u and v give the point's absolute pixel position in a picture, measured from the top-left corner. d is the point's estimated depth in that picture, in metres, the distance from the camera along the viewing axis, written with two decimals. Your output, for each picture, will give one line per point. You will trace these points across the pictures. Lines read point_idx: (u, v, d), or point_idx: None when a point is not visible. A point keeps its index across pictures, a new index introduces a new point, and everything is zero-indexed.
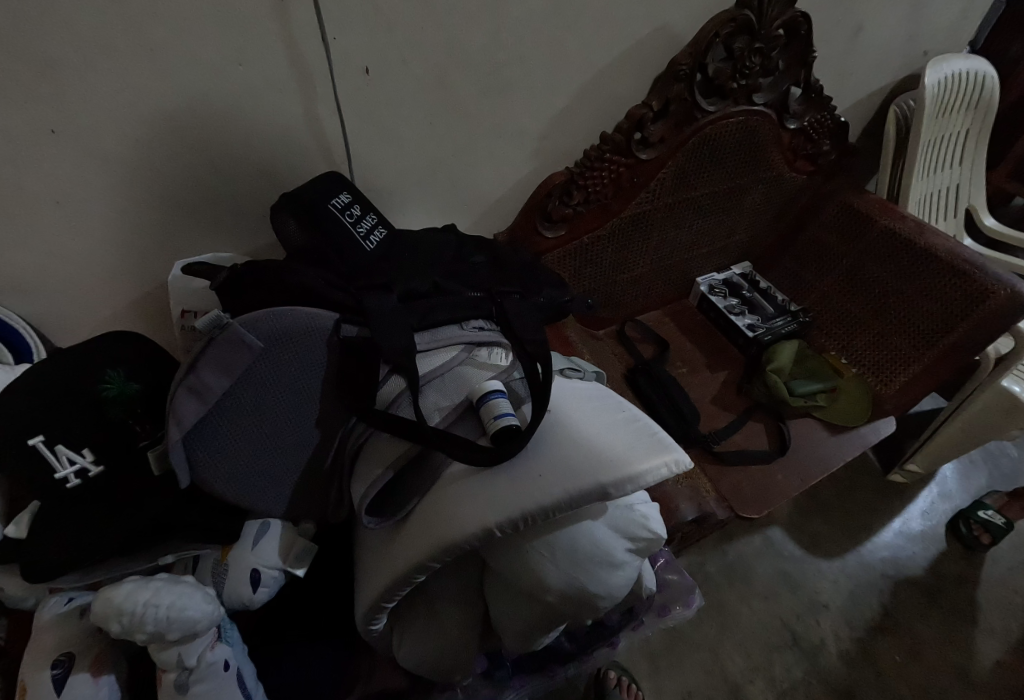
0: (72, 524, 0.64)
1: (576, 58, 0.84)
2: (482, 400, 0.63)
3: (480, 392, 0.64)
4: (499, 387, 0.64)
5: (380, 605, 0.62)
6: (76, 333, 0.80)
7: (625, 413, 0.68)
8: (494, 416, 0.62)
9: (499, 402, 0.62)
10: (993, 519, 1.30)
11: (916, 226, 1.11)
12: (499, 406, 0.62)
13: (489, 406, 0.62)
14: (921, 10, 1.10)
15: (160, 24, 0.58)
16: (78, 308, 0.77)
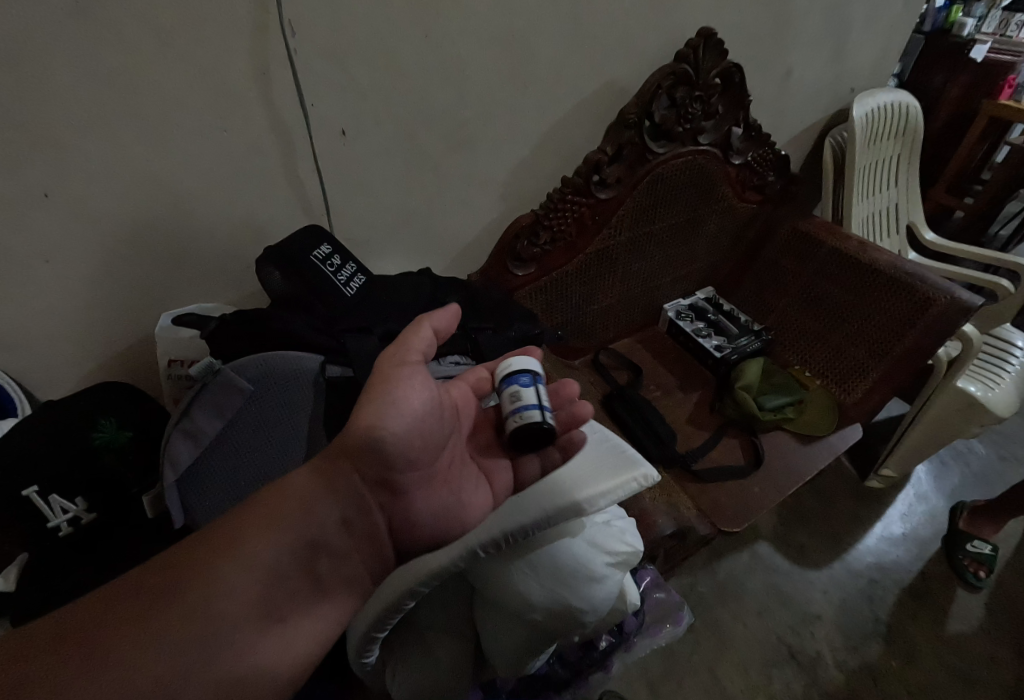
0: (68, 561, 0.73)
1: (534, 111, 0.93)
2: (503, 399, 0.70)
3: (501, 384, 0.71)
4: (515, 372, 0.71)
5: (370, 637, 0.58)
6: (61, 387, 0.81)
7: (596, 436, 0.74)
8: (517, 422, 0.68)
9: (517, 389, 0.69)
10: (981, 549, 1.33)
11: (860, 245, 1.20)
12: (518, 394, 0.69)
13: (512, 405, 0.69)
14: (841, 55, 1.23)
15: (150, 97, 0.65)
16: (62, 363, 0.79)
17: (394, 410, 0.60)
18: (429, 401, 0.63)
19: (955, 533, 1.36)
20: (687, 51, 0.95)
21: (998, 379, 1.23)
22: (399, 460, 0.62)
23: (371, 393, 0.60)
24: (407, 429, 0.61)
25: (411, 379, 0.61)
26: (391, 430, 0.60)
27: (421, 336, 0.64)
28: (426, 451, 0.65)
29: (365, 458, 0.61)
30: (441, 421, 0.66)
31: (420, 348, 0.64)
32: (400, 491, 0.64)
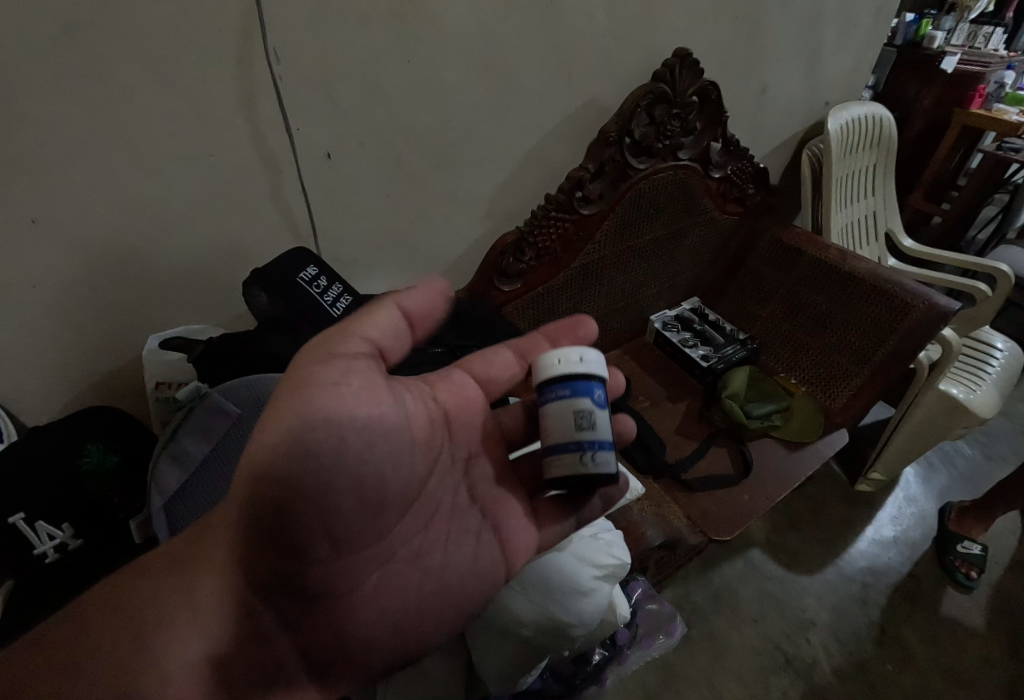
0: (53, 591, 0.71)
1: (516, 131, 0.95)
2: (560, 411, 0.57)
3: (559, 389, 0.58)
4: (594, 387, 0.59)
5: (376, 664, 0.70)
6: (45, 412, 0.80)
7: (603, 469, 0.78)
8: (581, 458, 0.55)
9: (588, 408, 0.57)
10: (972, 550, 1.34)
11: (839, 254, 1.23)
12: (588, 415, 0.57)
13: (573, 429, 0.56)
14: (815, 70, 1.27)
15: (135, 124, 0.66)
16: (47, 389, 0.78)
17: (315, 411, 0.48)
18: (369, 408, 0.51)
19: (945, 535, 1.38)
20: (664, 70, 0.98)
21: (979, 380, 1.26)
22: (330, 487, 0.50)
23: (288, 393, 0.49)
24: (330, 439, 0.49)
25: (349, 377, 0.50)
26: (310, 439, 0.48)
27: (382, 322, 0.53)
28: (367, 478, 0.52)
29: (289, 487, 0.49)
30: (390, 433, 0.53)
31: (371, 338, 0.52)
32: (342, 535, 0.52)
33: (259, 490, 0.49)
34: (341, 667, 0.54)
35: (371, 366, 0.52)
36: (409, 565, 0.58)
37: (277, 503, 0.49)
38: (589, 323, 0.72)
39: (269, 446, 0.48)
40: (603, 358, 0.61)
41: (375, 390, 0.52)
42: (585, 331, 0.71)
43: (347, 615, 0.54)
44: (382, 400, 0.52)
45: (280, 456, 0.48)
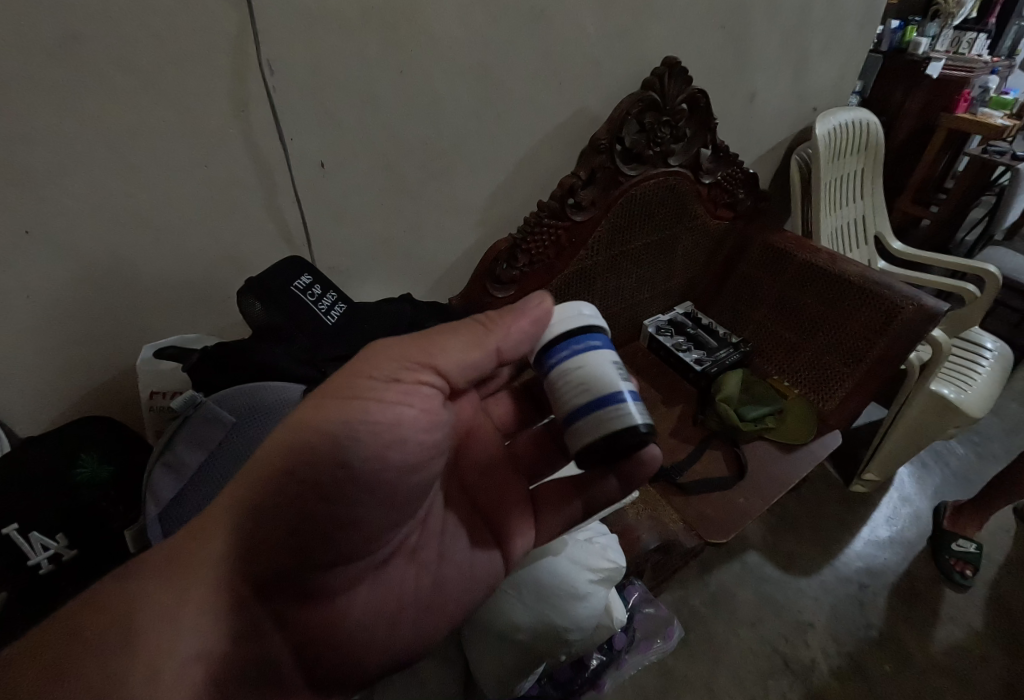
0: (46, 603, 0.71)
1: (508, 139, 0.96)
2: (575, 369, 0.58)
3: (569, 347, 0.60)
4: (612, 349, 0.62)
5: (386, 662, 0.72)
6: (39, 423, 0.80)
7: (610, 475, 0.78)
8: (610, 415, 0.56)
9: (603, 358, 0.59)
10: (966, 548, 1.35)
11: (829, 257, 1.24)
12: (606, 367, 0.58)
13: (595, 386, 0.57)
14: (803, 76, 1.29)
15: (130, 135, 0.66)
16: (41, 400, 0.78)
17: (360, 427, 0.50)
18: (415, 427, 0.53)
19: (940, 534, 1.39)
20: (653, 79, 0.99)
21: (969, 380, 1.27)
22: (352, 502, 0.53)
23: (343, 403, 0.50)
24: (368, 458, 0.51)
25: (405, 395, 0.52)
26: (351, 455, 0.50)
27: (451, 350, 0.55)
28: (392, 497, 0.54)
29: (311, 495, 0.52)
30: (430, 460, 0.55)
31: (442, 366, 0.54)
32: (345, 547, 0.55)
33: (289, 495, 0.52)
34: (329, 664, 0.58)
35: (434, 391, 0.55)
36: (405, 564, 0.62)
37: (295, 507, 0.52)
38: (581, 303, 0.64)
39: (307, 451, 0.50)
40: (598, 310, 0.65)
41: (424, 410, 0.53)
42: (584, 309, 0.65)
43: (339, 616, 0.58)
44: (429, 424, 0.54)
45: (318, 466, 0.50)
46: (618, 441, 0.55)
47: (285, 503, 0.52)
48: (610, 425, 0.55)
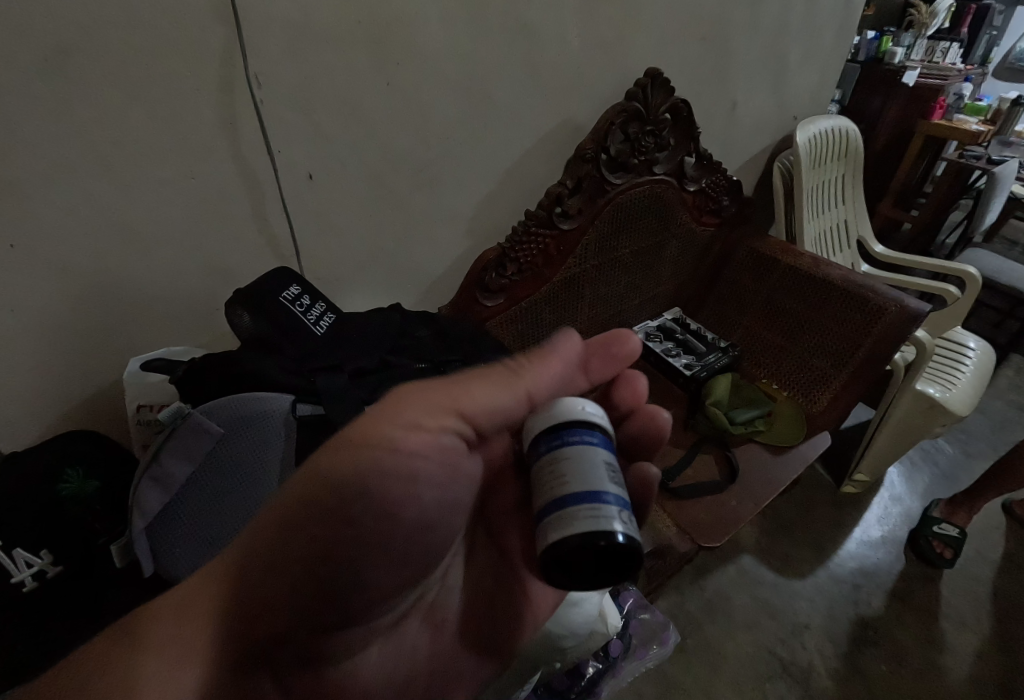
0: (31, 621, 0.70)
1: (494, 150, 0.97)
2: (554, 461, 0.49)
3: (554, 437, 0.52)
4: (604, 440, 0.52)
5: None
6: (22, 438, 0.79)
7: None
8: (580, 516, 0.45)
9: (594, 447, 0.50)
10: (948, 531, 1.37)
11: (813, 261, 1.27)
12: (595, 463, 0.48)
13: (577, 482, 0.47)
14: (782, 85, 1.32)
15: (115, 148, 0.66)
16: (24, 415, 0.77)
17: (369, 475, 0.49)
18: (430, 475, 0.53)
19: (923, 516, 1.41)
20: (636, 90, 1.01)
21: (953, 379, 1.29)
22: (371, 557, 0.51)
23: (362, 460, 0.48)
24: (381, 513, 0.50)
25: (417, 446, 0.51)
26: (368, 505, 0.49)
27: (481, 396, 0.53)
28: (406, 550, 0.53)
29: (323, 553, 0.49)
30: (439, 503, 0.55)
31: (463, 409, 0.52)
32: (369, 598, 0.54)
33: (308, 542, 0.49)
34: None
35: (449, 435, 0.53)
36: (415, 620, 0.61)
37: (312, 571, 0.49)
38: (630, 338, 0.63)
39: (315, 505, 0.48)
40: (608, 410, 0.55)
41: (436, 459, 0.53)
42: (626, 347, 0.62)
43: (353, 669, 0.56)
44: (440, 468, 0.54)
45: (333, 512, 0.49)
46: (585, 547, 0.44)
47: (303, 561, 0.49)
48: (579, 526, 0.44)
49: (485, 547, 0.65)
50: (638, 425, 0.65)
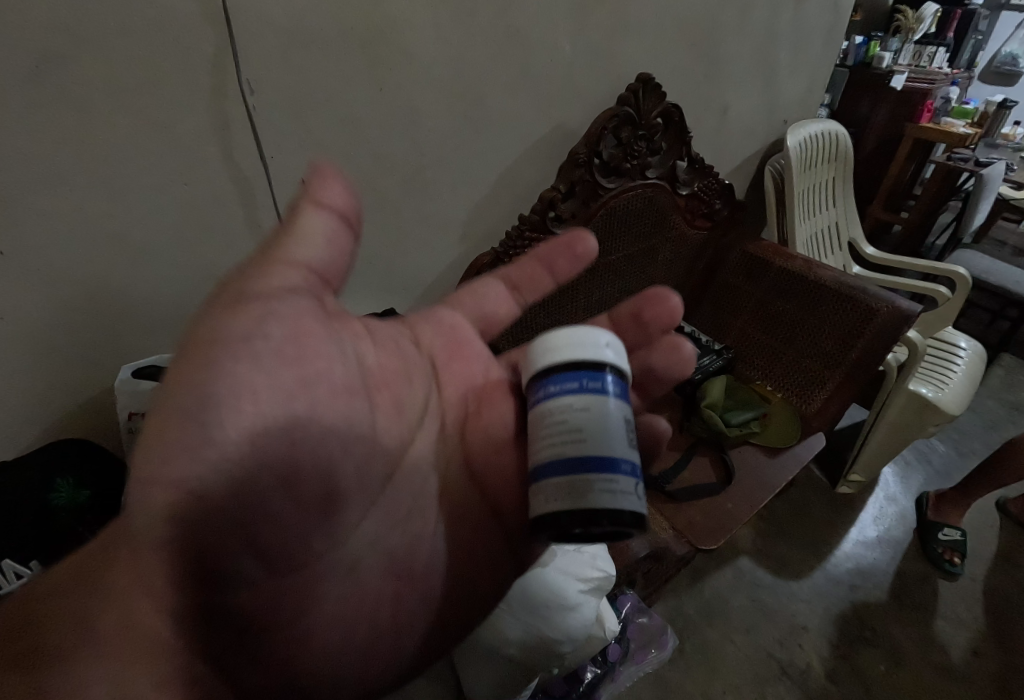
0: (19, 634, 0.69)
1: (487, 154, 0.97)
2: (563, 412, 0.46)
3: (564, 379, 0.48)
4: (620, 393, 0.49)
5: None
6: (11, 448, 0.78)
7: None
8: (591, 488, 0.43)
9: (608, 400, 0.47)
10: (953, 536, 1.38)
11: (805, 264, 1.28)
12: (608, 421, 0.46)
13: (594, 443, 0.44)
14: (772, 90, 1.33)
15: (105, 154, 0.66)
16: (13, 425, 0.76)
17: (237, 390, 0.39)
18: (328, 371, 0.44)
19: (926, 526, 1.42)
20: (628, 94, 1.02)
21: (946, 379, 1.30)
22: (289, 488, 0.42)
23: (214, 378, 0.38)
24: (283, 431, 0.41)
25: (286, 337, 0.41)
26: (263, 424, 0.40)
27: (311, 233, 0.43)
28: (338, 467, 0.45)
29: (207, 509, 0.38)
30: (357, 402, 0.47)
31: (304, 259, 0.43)
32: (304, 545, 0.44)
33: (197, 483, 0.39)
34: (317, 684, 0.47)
35: (310, 303, 0.43)
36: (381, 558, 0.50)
37: (202, 531, 0.38)
38: (587, 239, 0.65)
39: (166, 457, 0.37)
40: (622, 348, 0.52)
41: (328, 344, 0.44)
42: (585, 247, 0.65)
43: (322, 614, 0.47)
44: (342, 362, 0.45)
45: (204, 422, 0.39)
46: (587, 522, 0.42)
47: (179, 529, 0.37)
48: (585, 499, 0.43)
49: (456, 464, 0.58)
50: (660, 354, 0.64)
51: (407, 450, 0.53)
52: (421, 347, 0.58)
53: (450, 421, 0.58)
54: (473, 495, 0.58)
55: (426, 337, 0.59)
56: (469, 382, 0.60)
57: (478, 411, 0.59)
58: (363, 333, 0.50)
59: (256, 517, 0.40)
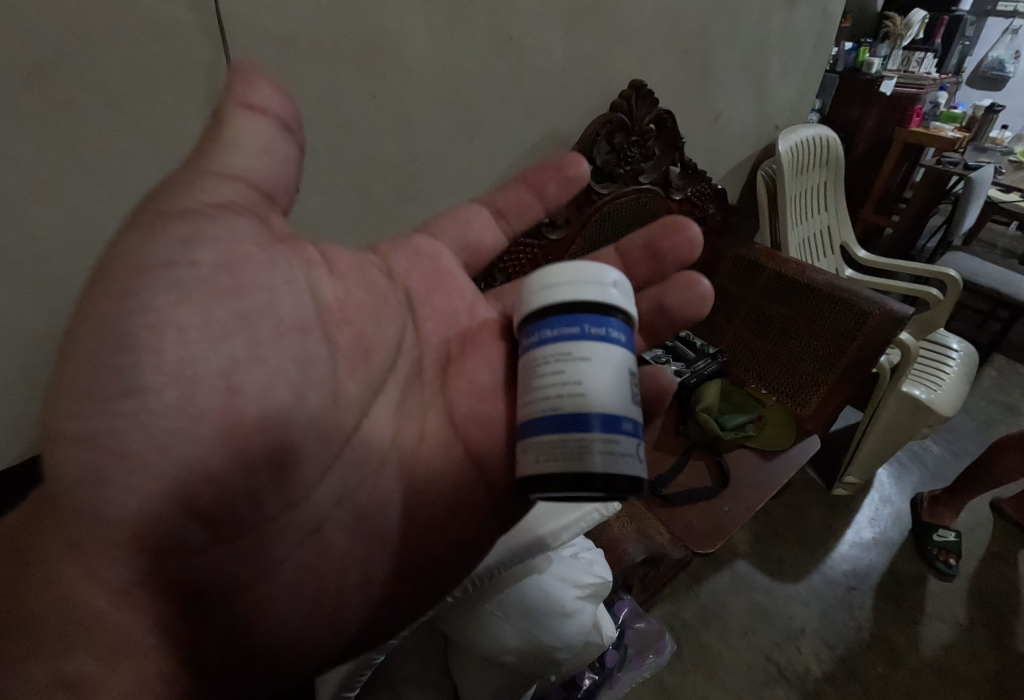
0: None
1: (481, 161, 0.98)
2: (560, 362, 0.45)
3: (561, 326, 0.47)
4: (624, 346, 0.47)
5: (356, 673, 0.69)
6: None
7: None
8: (587, 449, 0.43)
9: (608, 350, 0.46)
10: (947, 537, 1.39)
11: (798, 268, 1.30)
12: (606, 377, 0.45)
13: (590, 402, 0.44)
14: (763, 96, 1.34)
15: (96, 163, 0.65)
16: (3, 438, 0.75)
17: (165, 329, 0.39)
18: (271, 303, 0.44)
19: (922, 526, 1.43)
20: (621, 101, 1.03)
21: (939, 380, 1.31)
22: (227, 442, 0.40)
23: (138, 314, 0.39)
24: (219, 376, 0.41)
25: (220, 267, 0.42)
26: (196, 366, 0.40)
27: (244, 142, 0.43)
28: (285, 411, 0.43)
29: (129, 464, 0.37)
30: (311, 341, 0.46)
31: (243, 174, 0.44)
32: (253, 504, 0.42)
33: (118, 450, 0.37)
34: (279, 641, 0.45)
35: (251, 220, 0.44)
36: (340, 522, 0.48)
37: (119, 490, 0.36)
38: (577, 163, 0.72)
39: (85, 413, 0.37)
40: (627, 295, 0.50)
41: (264, 276, 0.44)
42: (574, 169, 0.71)
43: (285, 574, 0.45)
44: (290, 298, 0.45)
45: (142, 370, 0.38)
46: (584, 483, 0.42)
47: (111, 485, 0.36)
48: (581, 459, 0.43)
49: (436, 407, 0.57)
50: (676, 293, 0.63)
51: (377, 396, 0.53)
52: (395, 280, 0.58)
53: (429, 360, 0.58)
54: (454, 442, 0.56)
55: (401, 271, 0.59)
56: (449, 321, 0.61)
57: (461, 351, 0.60)
58: (319, 261, 0.49)
59: (188, 474, 0.38)
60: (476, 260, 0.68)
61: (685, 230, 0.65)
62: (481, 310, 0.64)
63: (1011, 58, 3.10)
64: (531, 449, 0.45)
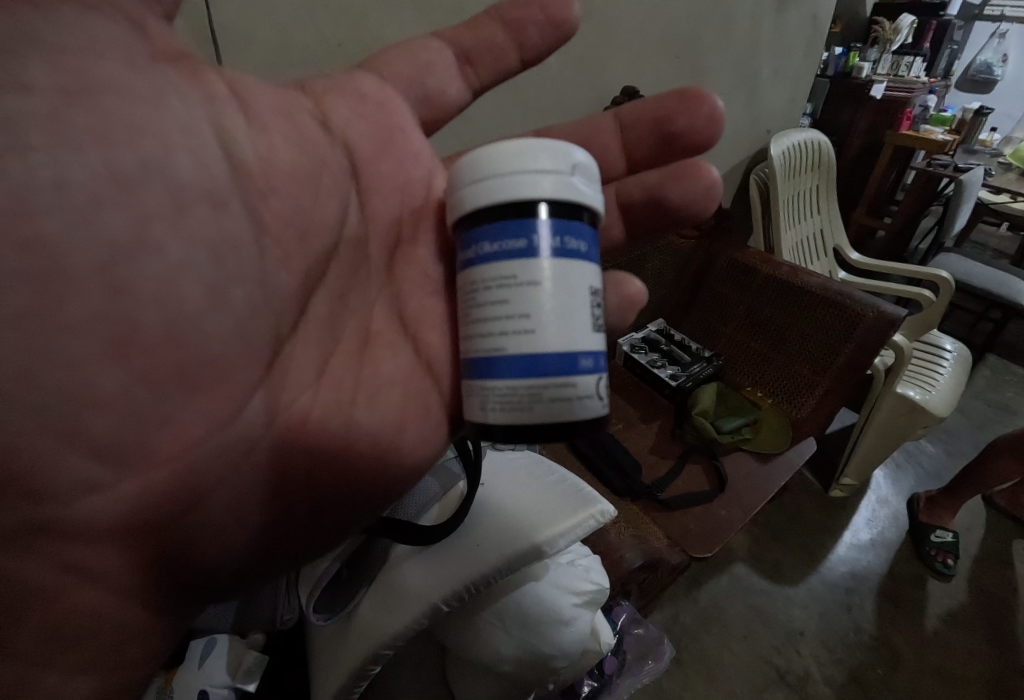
0: None
1: None
2: (506, 290, 0.43)
3: (504, 240, 0.43)
4: (576, 255, 0.44)
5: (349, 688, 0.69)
6: None
7: (578, 490, 0.80)
8: (543, 392, 0.43)
9: (563, 272, 0.43)
10: (944, 538, 1.40)
11: (791, 269, 1.28)
12: (556, 303, 0.43)
13: (542, 338, 0.43)
14: (755, 99, 1.35)
15: None
16: None
17: None
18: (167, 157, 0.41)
19: (919, 526, 1.43)
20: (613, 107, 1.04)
21: (934, 380, 1.32)
22: (118, 352, 0.39)
23: None
24: (96, 270, 0.39)
25: (67, 93, 0.38)
26: (60, 254, 0.38)
27: None
28: (183, 303, 0.42)
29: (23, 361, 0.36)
30: (224, 213, 0.44)
31: None
32: (156, 414, 0.40)
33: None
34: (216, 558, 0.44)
35: (120, 25, 0.40)
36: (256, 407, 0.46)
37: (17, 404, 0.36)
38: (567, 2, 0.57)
39: None
40: (577, 185, 0.45)
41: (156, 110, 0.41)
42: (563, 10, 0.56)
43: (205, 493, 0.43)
44: (188, 155, 0.42)
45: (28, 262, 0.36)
46: (547, 429, 0.43)
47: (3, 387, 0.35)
48: (536, 404, 0.43)
49: (383, 300, 0.55)
50: (682, 185, 0.61)
51: (313, 285, 0.50)
52: (332, 131, 0.52)
53: (375, 242, 0.55)
54: (402, 342, 0.55)
55: (340, 120, 0.53)
56: (401, 192, 0.56)
57: (413, 234, 0.57)
58: (225, 96, 0.45)
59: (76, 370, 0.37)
60: (437, 112, 0.60)
61: (704, 105, 0.59)
62: (438, 180, 0.59)
63: (999, 60, 3.13)
64: (487, 392, 0.44)
